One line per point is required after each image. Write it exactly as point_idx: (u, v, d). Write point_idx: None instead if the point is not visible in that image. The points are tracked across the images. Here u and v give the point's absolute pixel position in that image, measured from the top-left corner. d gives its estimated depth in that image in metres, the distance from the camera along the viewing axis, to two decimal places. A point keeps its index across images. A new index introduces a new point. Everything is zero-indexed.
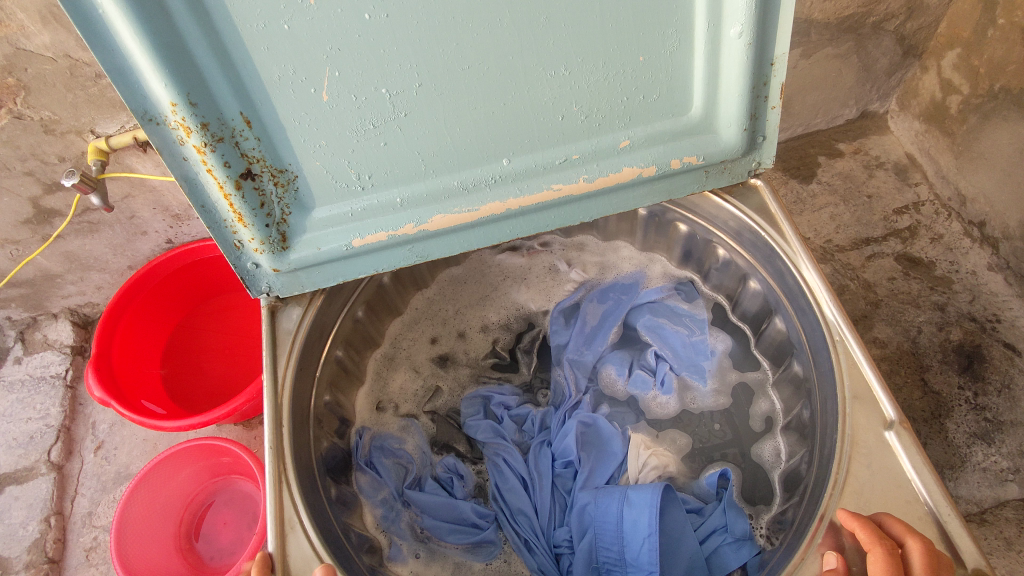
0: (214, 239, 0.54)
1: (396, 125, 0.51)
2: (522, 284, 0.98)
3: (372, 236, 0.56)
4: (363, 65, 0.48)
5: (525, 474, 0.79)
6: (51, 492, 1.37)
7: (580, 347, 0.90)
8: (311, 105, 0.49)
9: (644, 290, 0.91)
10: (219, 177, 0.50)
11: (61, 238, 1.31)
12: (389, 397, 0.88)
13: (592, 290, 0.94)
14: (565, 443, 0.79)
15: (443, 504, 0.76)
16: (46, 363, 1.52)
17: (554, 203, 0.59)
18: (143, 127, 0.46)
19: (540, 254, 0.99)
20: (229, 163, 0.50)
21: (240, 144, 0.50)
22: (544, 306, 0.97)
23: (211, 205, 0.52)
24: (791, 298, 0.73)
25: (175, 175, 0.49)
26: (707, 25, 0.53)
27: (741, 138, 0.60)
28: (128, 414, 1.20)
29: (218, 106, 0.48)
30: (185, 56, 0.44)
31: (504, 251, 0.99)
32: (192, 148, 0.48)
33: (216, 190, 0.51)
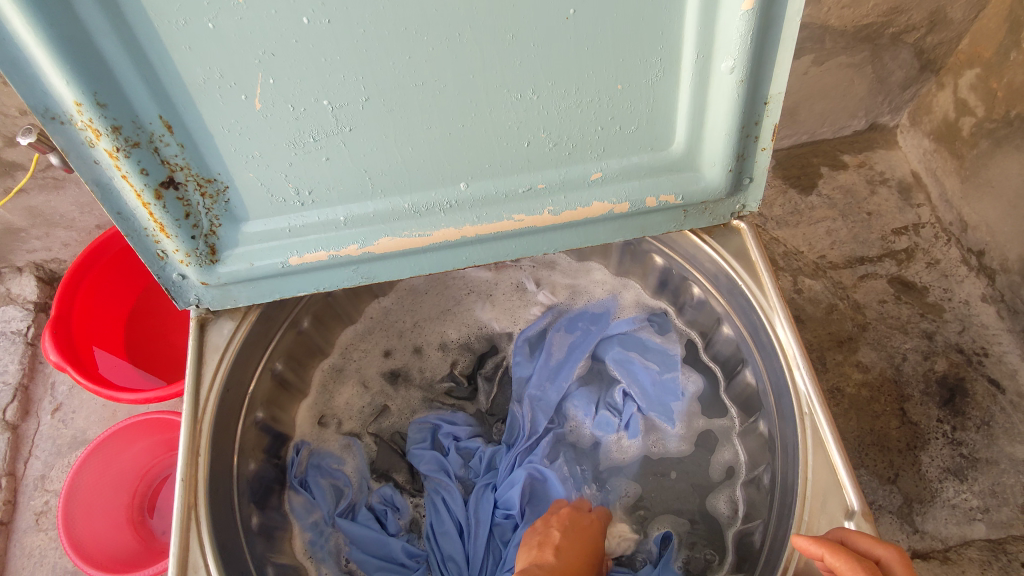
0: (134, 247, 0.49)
1: (339, 140, 0.46)
2: (487, 301, 0.94)
3: (310, 255, 0.51)
4: (301, 74, 0.42)
5: (463, 520, 0.77)
6: (4, 452, 1.34)
7: (543, 382, 0.86)
8: (241, 113, 0.44)
9: (615, 320, 0.88)
10: (135, 184, 0.45)
11: (24, 192, 1.25)
12: (330, 413, 0.85)
13: (561, 317, 0.90)
14: (509, 493, 0.76)
15: (373, 538, 0.74)
16: (8, 318, 1.47)
17: (516, 232, 0.54)
18: (46, 125, 0.41)
19: (508, 269, 0.94)
20: (148, 170, 0.45)
21: (160, 149, 0.45)
22: (508, 329, 0.93)
23: (130, 212, 0.47)
24: (763, 353, 0.69)
25: (85, 179, 0.43)
26: (696, 56, 0.47)
27: (725, 178, 0.55)
28: (84, 382, 1.16)
29: (133, 108, 0.42)
30: (91, 50, 0.39)
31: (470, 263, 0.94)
32: (103, 152, 0.42)
33: (133, 197, 0.46)
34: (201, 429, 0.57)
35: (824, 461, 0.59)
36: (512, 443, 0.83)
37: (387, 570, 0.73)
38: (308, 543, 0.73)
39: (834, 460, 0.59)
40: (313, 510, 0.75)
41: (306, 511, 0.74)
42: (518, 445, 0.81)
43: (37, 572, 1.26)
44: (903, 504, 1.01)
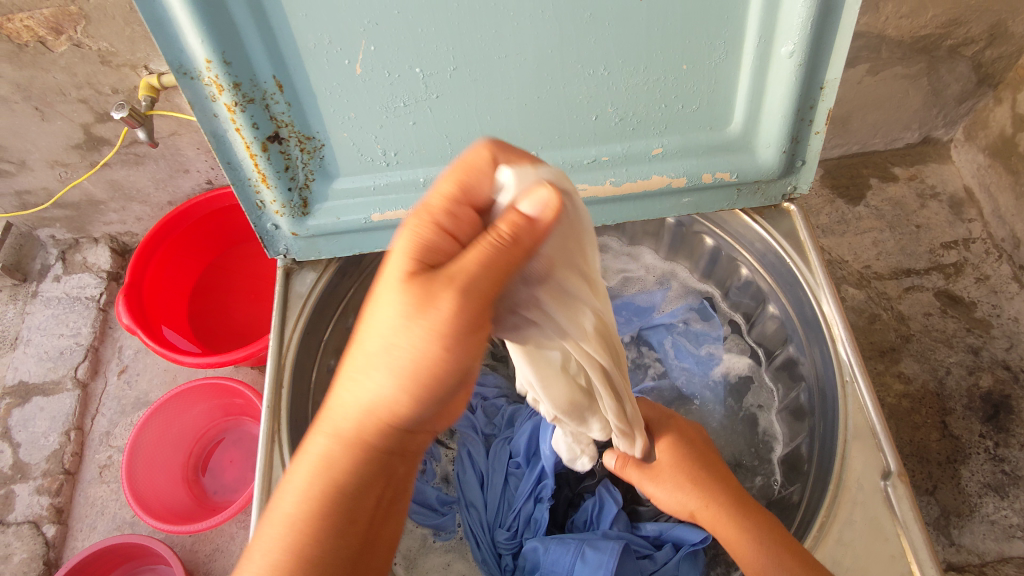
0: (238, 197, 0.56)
1: (426, 105, 0.53)
2: None
3: (391, 213, 0.58)
4: (399, 43, 0.49)
5: (487, 470, 0.83)
6: (74, 407, 1.43)
7: None
8: (344, 75, 0.51)
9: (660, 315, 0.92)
10: (246, 137, 0.51)
11: (108, 166, 1.35)
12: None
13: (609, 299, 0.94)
14: (521, 442, 0.83)
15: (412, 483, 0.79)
16: (83, 285, 1.59)
17: (582, 201, 0.62)
18: (178, 80, 0.47)
19: None
20: (258, 125, 0.52)
21: (271, 106, 0.51)
22: None
23: (239, 163, 0.54)
24: (808, 328, 0.72)
25: (205, 130, 0.50)
26: (758, 40, 0.54)
27: (779, 159, 0.61)
28: (152, 345, 1.23)
29: (252, 68, 0.49)
30: (225, 14, 0.45)
31: None
32: (223, 106, 0.49)
33: (243, 149, 0.52)
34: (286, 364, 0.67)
35: (866, 428, 0.63)
36: None
37: (424, 513, 0.78)
38: None
39: (874, 424, 0.62)
40: None
41: None
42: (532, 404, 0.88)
43: (97, 521, 1.33)
44: (940, 517, 1.01)
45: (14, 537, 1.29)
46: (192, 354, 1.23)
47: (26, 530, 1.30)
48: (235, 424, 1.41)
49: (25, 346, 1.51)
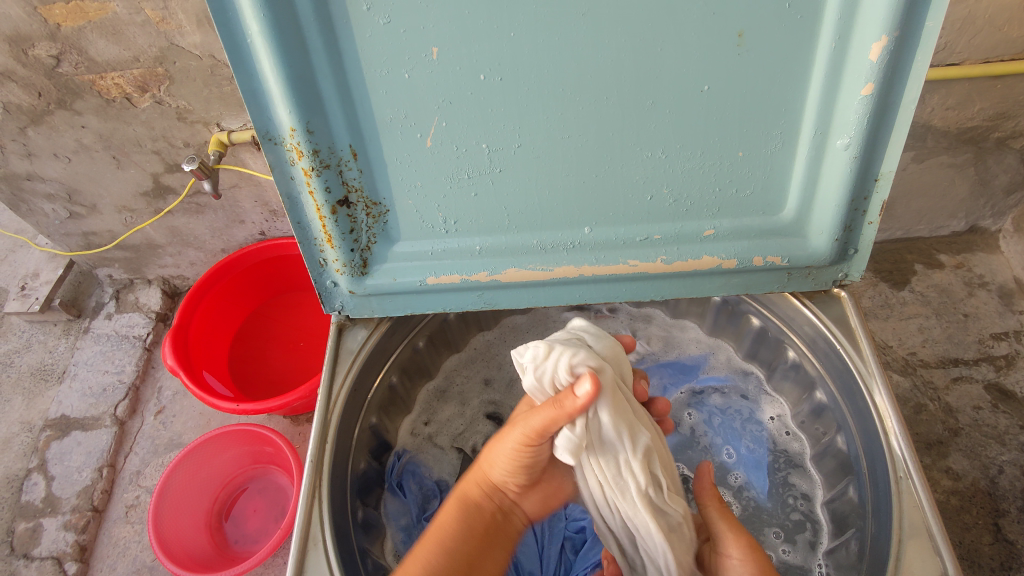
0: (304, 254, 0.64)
1: (488, 178, 0.60)
2: None
3: (446, 277, 0.65)
4: (469, 121, 0.56)
5: (539, 532, 0.84)
6: (109, 444, 1.45)
7: None
8: (416, 148, 0.57)
9: (705, 376, 0.96)
10: (318, 200, 0.58)
11: (170, 214, 1.42)
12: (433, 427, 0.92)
13: (653, 364, 0.98)
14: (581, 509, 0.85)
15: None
16: (132, 324, 1.64)
17: (630, 275, 0.66)
18: (264, 145, 0.55)
19: (607, 319, 1.03)
20: (330, 189, 0.58)
21: (344, 172, 0.58)
22: None
23: (308, 223, 0.61)
24: (860, 419, 0.72)
25: (281, 190, 0.57)
26: (815, 132, 0.58)
27: (832, 247, 0.64)
28: (192, 388, 1.25)
29: (332, 138, 0.56)
30: (314, 89, 0.53)
31: (572, 310, 1.03)
32: (300, 169, 0.56)
33: (314, 211, 0.59)
34: (332, 421, 0.70)
35: (922, 530, 0.59)
36: None
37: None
38: (400, 544, 0.78)
39: (930, 520, 0.59)
40: (405, 512, 0.81)
41: (399, 514, 0.80)
42: None
43: (117, 562, 1.31)
44: None
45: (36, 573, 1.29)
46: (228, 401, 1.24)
47: (49, 566, 1.30)
48: (262, 472, 1.41)
49: (71, 380, 1.56)
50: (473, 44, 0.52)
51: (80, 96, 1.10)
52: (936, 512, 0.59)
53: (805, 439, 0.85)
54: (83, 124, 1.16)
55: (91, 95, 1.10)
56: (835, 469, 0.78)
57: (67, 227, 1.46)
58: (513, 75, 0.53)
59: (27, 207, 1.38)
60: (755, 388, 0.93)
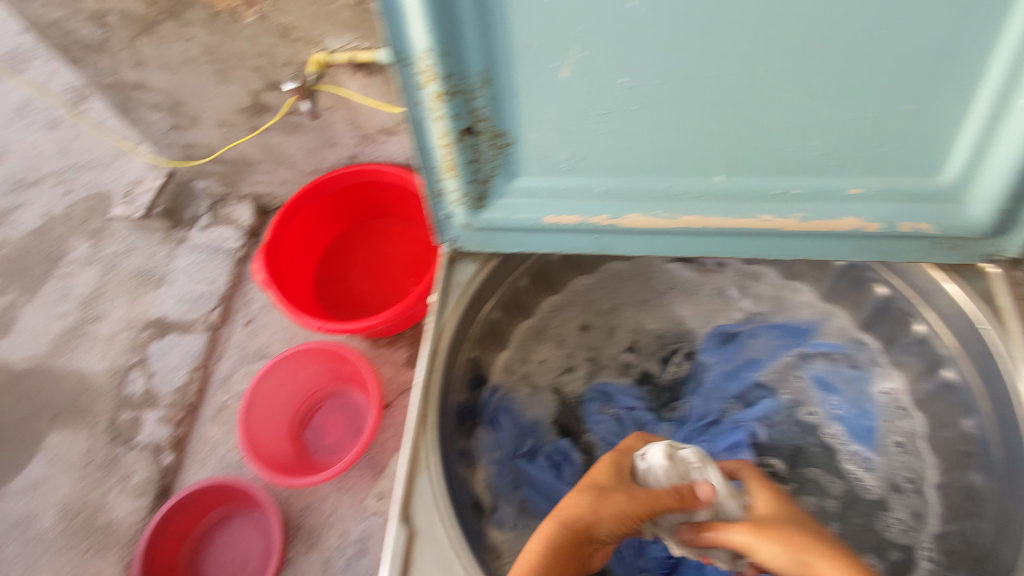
0: (426, 184, 0.65)
1: (622, 118, 0.57)
2: (688, 298, 1.01)
3: (566, 217, 0.65)
4: (610, 53, 0.53)
5: None
6: (201, 349, 1.65)
7: (724, 376, 0.97)
8: (549, 79, 0.55)
9: (816, 340, 0.94)
10: (445, 130, 0.58)
11: (266, 130, 1.44)
12: (528, 367, 0.94)
13: (761, 323, 0.97)
14: None
15: (550, 485, 0.86)
16: (225, 237, 1.81)
17: (760, 230, 0.65)
18: (395, 67, 0.55)
19: (712, 274, 0.99)
20: (456, 118, 0.58)
21: (471, 100, 0.57)
22: (700, 326, 1.00)
23: (432, 151, 0.61)
24: (1000, 409, 0.70)
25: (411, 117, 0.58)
26: (1002, 91, 0.52)
27: (990, 217, 0.60)
28: (280, 303, 1.31)
29: (463, 64, 0.55)
30: (451, 13, 0.51)
31: (676, 260, 0.98)
32: (430, 95, 0.56)
33: (438, 140, 0.60)
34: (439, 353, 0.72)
35: None
36: (684, 420, 0.95)
37: None
38: (494, 481, 0.81)
39: None
40: (498, 448, 0.84)
41: (492, 448, 0.84)
42: (690, 425, 0.94)
43: (208, 457, 1.52)
44: None
45: (136, 458, 1.51)
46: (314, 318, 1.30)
47: (146, 455, 1.51)
48: (340, 390, 1.55)
49: (169, 285, 1.75)
50: None
51: (190, 7, 1.11)
52: None
53: (919, 418, 0.84)
54: (190, 36, 1.17)
55: (199, 8, 1.11)
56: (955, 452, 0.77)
57: (170, 138, 1.51)
58: (670, 12, 0.49)
59: (134, 115, 1.43)
60: (868, 357, 0.90)
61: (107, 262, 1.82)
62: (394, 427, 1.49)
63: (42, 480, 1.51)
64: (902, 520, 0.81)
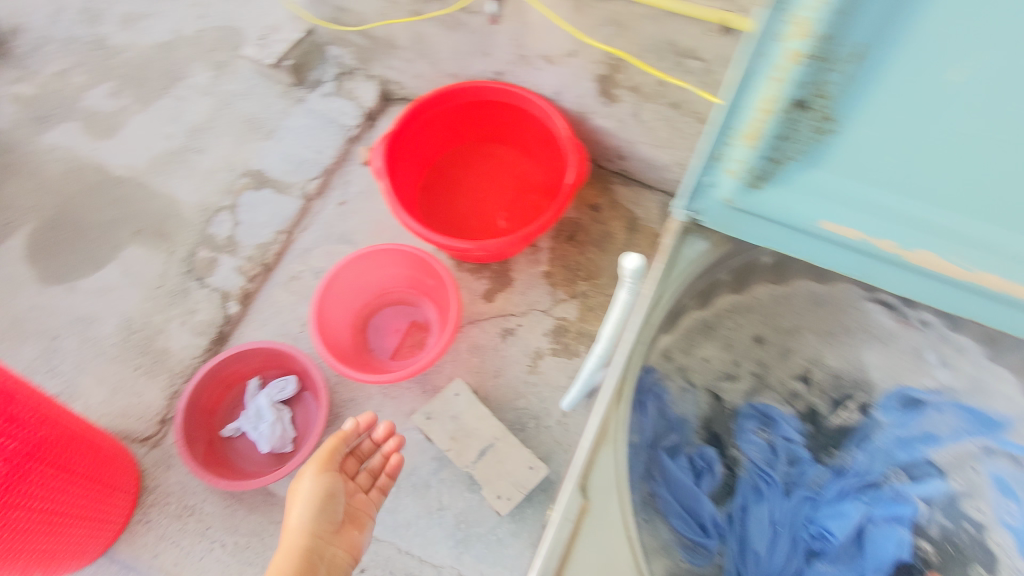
0: (716, 147, 0.72)
1: (953, 136, 0.59)
2: (877, 344, 1.11)
3: (835, 225, 0.74)
4: (998, 88, 0.53)
5: (770, 519, 1.02)
6: (292, 214, 1.65)
7: (893, 444, 1.06)
8: (924, 79, 0.55)
9: (1008, 437, 1.00)
10: (777, 98, 0.62)
11: (425, 20, 1.48)
12: (686, 359, 1.16)
13: (948, 399, 1.04)
14: (830, 522, 0.99)
15: (688, 489, 1.03)
16: (342, 112, 1.78)
17: (996, 292, 0.71)
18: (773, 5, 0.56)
19: (913, 329, 1.07)
20: (799, 89, 0.60)
21: (824, 72, 0.59)
22: (882, 379, 1.11)
23: (743, 111, 0.66)
24: None
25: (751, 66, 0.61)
26: None
27: None
28: (387, 193, 1.40)
29: (844, 35, 0.55)
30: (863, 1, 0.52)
31: (875, 302, 1.09)
32: (791, 53, 0.57)
33: (761, 103, 0.63)
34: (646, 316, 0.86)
35: None
36: (840, 474, 1.06)
37: (690, 520, 1.02)
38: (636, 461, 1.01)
39: None
40: (642, 431, 1.04)
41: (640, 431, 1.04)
42: (847, 481, 1.04)
43: (270, 319, 1.54)
44: None
45: (205, 297, 1.54)
46: (414, 221, 1.38)
47: (215, 296, 1.54)
48: (414, 299, 1.57)
49: (276, 141, 1.76)
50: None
51: None
52: None
53: None
54: None
55: None
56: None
57: None
58: None
59: None
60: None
61: (223, 98, 1.83)
62: (454, 354, 1.48)
63: (113, 285, 1.56)
64: None
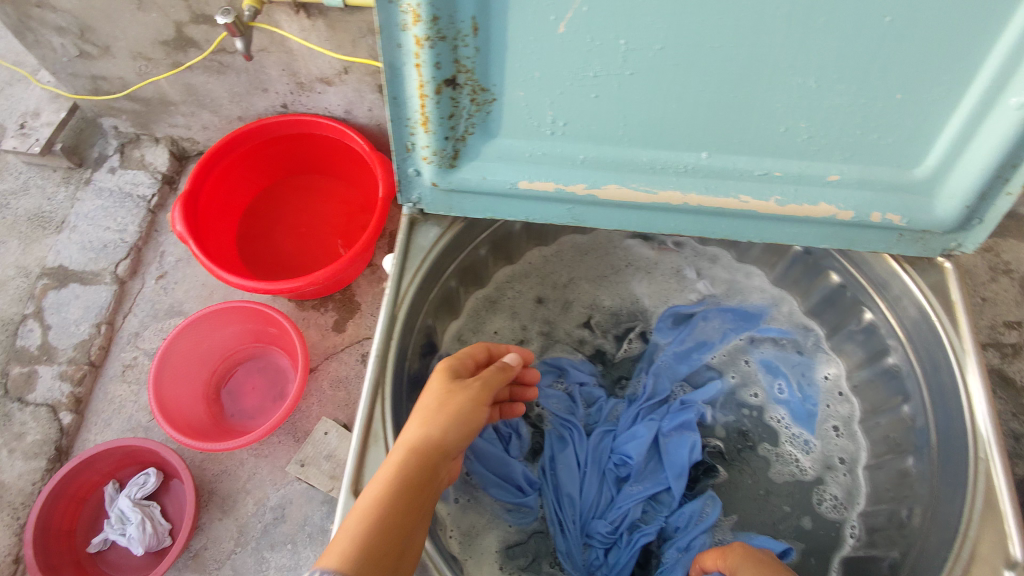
0: (399, 134, 0.72)
1: (617, 79, 0.65)
2: (644, 278, 1.25)
3: (538, 183, 0.74)
4: (611, 14, 0.59)
5: (579, 460, 1.03)
6: (108, 302, 1.53)
7: (675, 358, 1.16)
8: (546, 32, 0.62)
9: (765, 325, 1.17)
10: (428, 74, 0.64)
11: (189, 70, 1.41)
12: (478, 336, 1.15)
13: (713, 307, 1.19)
14: (630, 446, 1.03)
15: (496, 457, 0.99)
16: (137, 182, 1.66)
17: (738, 210, 0.75)
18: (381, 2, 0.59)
19: (668, 254, 1.25)
20: (441, 66, 0.64)
21: (458, 48, 0.63)
22: (655, 304, 1.23)
23: (403, 101, 0.68)
24: (937, 397, 0.87)
25: (388, 57, 0.63)
26: (990, 87, 0.62)
27: (957, 214, 0.72)
28: (200, 257, 1.31)
29: (457, 8, 0.60)
30: None
31: (635, 240, 1.24)
32: (414, 35, 0.61)
33: (419, 87, 0.66)
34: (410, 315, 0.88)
35: (995, 515, 0.74)
36: (634, 399, 1.11)
37: (505, 486, 0.99)
38: None
39: (1002, 496, 0.74)
40: None
41: None
42: (641, 403, 1.09)
43: (113, 418, 1.43)
44: None
45: (31, 416, 1.41)
46: (236, 276, 1.31)
47: (43, 412, 1.41)
48: (262, 351, 1.51)
49: (70, 232, 1.60)
50: (633, 22, 0.60)
51: None
52: (1010, 500, 0.74)
53: (851, 404, 1.08)
54: None
55: None
56: (889, 437, 0.98)
57: (76, 67, 1.45)
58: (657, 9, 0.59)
59: (37, 38, 1.36)
60: (812, 344, 1.14)
61: None
62: (318, 393, 1.45)
63: None
64: (798, 461, 1.08)
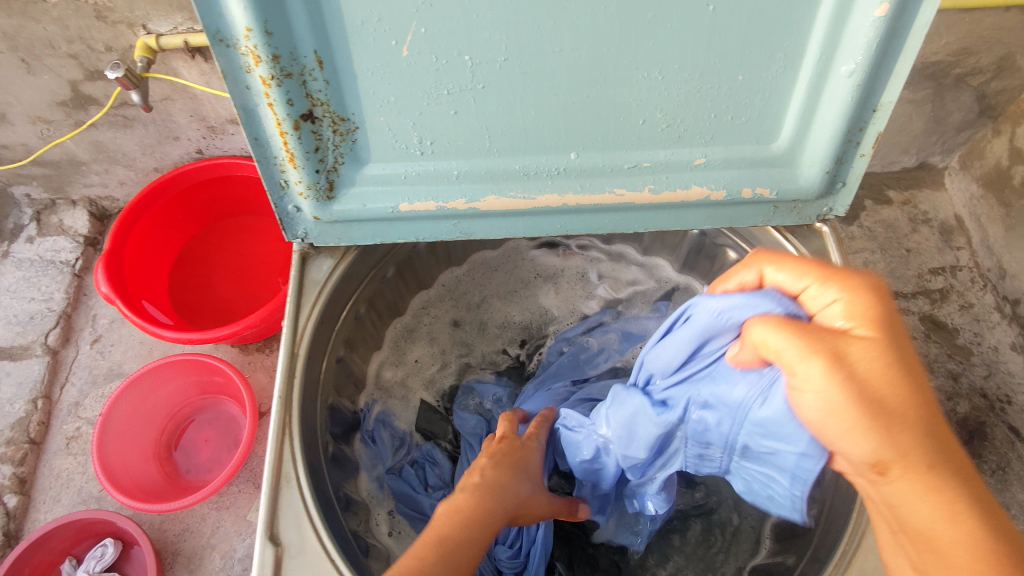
0: (270, 172, 0.76)
1: (470, 94, 0.71)
2: (551, 288, 1.31)
3: (417, 203, 0.80)
4: (448, 29, 0.65)
5: None
6: (42, 375, 1.48)
7: (578, 365, 1.19)
8: (392, 56, 0.67)
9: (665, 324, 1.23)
10: (282, 112, 0.69)
11: (94, 127, 1.38)
12: (401, 366, 1.19)
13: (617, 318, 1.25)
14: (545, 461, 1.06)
15: (410, 495, 1.01)
16: (58, 248, 1.62)
17: (618, 203, 0.83)
18: (216, 45, 0.63)
19: (574, 259, 1.31)
20: (293, 102, 0.69)
21: (307, 82, 0.68)
22: (565, 310, 1.30)
23: (265, 140, 0.72)
24: None
25: (240, 100, 0.68)
26: (823, 58, 0.71)
27: (819, 177, 0.82)
28: (130, 316, 1.27)
29: (297, 44, 0.65)
30: None
31: (541, 250, 1.31)
32: (261, 76, 0.65)
33: (278, 125, 0.70)
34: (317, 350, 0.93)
35: None
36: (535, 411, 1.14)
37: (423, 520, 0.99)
38: (372, 485, 1.00)
39: None
40: (376, 463, 1.03)
41: (372, 462, 1.03)
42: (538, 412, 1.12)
43: (61, 494, 1.38)
44: None
45: None
46: (170, 330, 1.28)
47: None
48: (211, 402, 1.48)
49: None
50: (471, 34, 0.66)
51: None
52: None
53: None
54: None
55: None
56: None
57: None
58: (493, 21, 0.65)
59: None
60: None
61: None
62: None
63: None
64: None
